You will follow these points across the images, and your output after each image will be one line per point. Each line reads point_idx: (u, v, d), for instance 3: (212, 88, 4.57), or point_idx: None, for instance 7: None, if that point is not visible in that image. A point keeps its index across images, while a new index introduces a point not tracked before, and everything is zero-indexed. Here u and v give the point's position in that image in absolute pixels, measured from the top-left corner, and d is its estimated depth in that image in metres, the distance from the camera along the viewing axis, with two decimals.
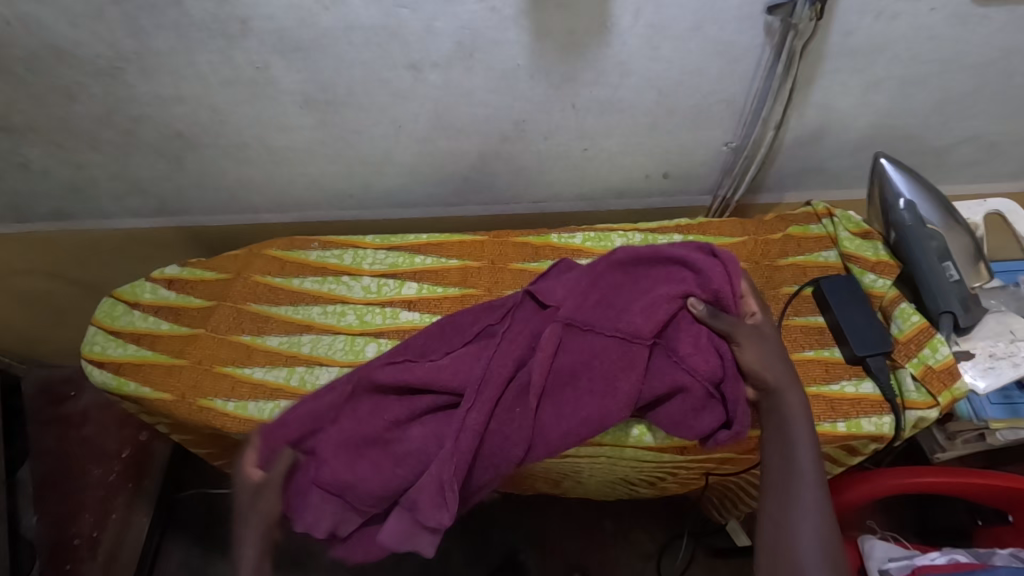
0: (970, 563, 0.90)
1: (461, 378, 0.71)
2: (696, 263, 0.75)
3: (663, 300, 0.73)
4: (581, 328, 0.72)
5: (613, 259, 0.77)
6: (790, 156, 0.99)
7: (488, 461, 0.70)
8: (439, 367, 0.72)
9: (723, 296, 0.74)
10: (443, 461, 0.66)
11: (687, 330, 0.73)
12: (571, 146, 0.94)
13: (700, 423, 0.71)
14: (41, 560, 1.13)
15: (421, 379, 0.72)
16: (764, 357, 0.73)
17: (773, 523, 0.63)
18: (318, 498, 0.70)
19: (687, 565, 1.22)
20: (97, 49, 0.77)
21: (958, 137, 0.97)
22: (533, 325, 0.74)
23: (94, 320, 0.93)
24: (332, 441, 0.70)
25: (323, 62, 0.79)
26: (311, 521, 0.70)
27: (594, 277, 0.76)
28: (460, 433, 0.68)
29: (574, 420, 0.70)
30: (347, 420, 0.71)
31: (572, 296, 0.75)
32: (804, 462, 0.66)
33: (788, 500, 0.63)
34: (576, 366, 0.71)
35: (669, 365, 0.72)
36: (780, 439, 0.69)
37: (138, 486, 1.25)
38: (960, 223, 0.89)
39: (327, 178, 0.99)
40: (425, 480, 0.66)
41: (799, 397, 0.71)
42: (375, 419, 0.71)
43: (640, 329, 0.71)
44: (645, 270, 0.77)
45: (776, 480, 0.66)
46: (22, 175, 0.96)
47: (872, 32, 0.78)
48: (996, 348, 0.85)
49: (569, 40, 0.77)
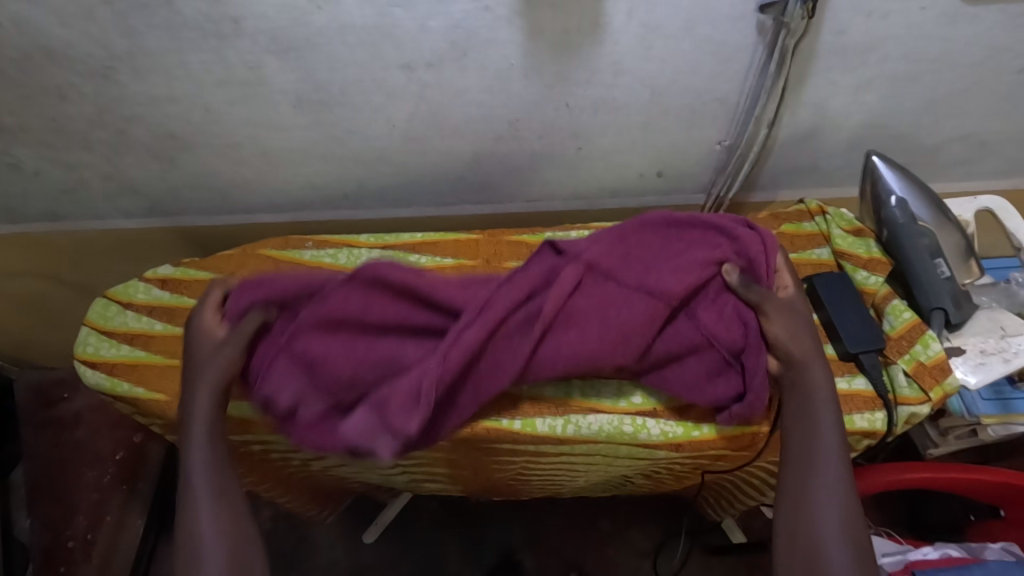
0: (962, 558, 0.91)
1: (467, 301, 0.73)
2: (734, 232, 0.78)
3: (697, 263, 0.74)
4: (603, 273, 0.73)
5: (646, 219, 0.79)
6: (783, 154, 0.99)
7: (470, 384, 0.70)
8: (446, 284, 0.74)
9: (756, 266, 0.76)
10: (433, 367, 0.66)
11: (714, 296, 0.75)
12: (564, 145, 0.95)
13: (715, 391, 0.74)
14: (36, 563, 1.15)
15: (427, 290, 0.73)
16: (791, 326, 0.73)
17: (792, 500, 0.64)
18: (285, 370, 0.69)
19: (683, 563, 1.22)
20: (89, 49, 0.76)
21: (949, 135, 0.98)
22: (549, 262, 0.75)
23: (86, 321, 0.92)
24: (318, 319, 0.69)
25: (317, 61, 0.79)
26: (272, 391, 0.69)
27: (627, 232, 0.77)
28: (454, 345, 0.67)
29: (578, 360, 0.71)
30: (338, 303, 0.70)
31: (598, 243, 0.76)
32: (827, 441, 0.66)
33: (809, 478, 0.64)
34: (590, 309, 0.71)
35: (690, 328, 0.74)
36: (802, 417, 0.69)
37: (132, 488, 1.22)
38: (950, 221, 0.91)
39: (322, 178, 0.99)
40: (409, 384, 0.67)
41: (823, 372, 0.71)
42: (369, 313, 0.71)
43: (668, 288, 0.71)
44: (680, 233, 0.78)
45: (797, 459, 0.66)
46: (14, 177, 0.95)
47: (863, 31, 0.79)
48: (987, 344, 0.86)
49: (563, 39, 0.77)
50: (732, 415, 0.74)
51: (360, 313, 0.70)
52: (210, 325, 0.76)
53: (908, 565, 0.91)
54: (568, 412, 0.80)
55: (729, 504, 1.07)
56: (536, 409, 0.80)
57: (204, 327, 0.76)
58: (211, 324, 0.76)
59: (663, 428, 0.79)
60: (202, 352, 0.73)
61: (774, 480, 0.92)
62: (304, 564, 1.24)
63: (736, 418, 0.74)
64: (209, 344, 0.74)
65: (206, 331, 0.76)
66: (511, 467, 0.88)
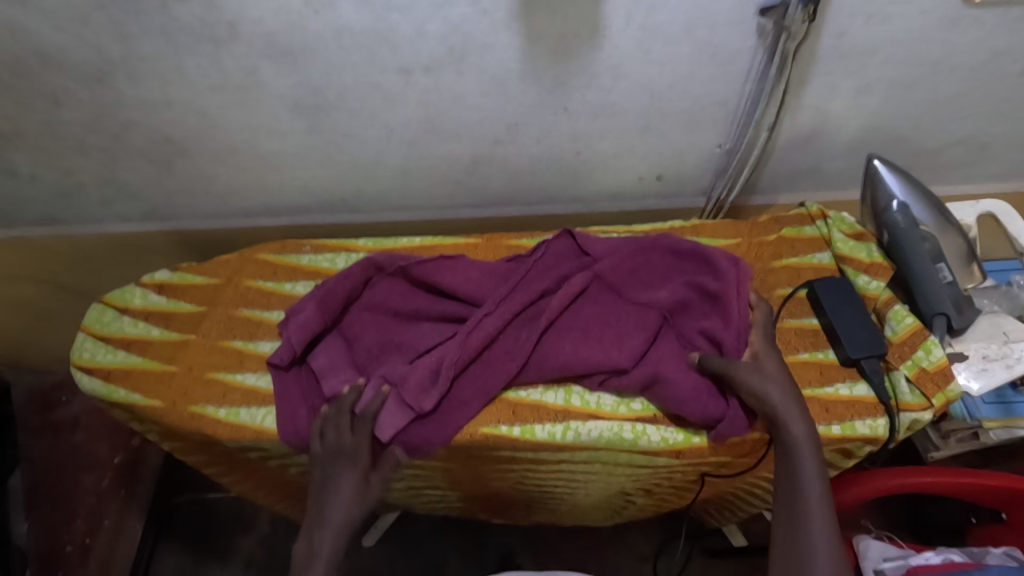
0: (964, 563, 0.91)
1: (485, 294, 0.83)
2: (721, 264, 0.81)
3: (681, 284, 0.81)
4: (608, 284, 0.82)
5: (657, 242, 0.85)
6: (782, 157, 0.98)
7: (483, 369, 0.79)
8: (468, 277, 0.84)
9: (733, 308, 0.78)
10: (454, 349, 0.78)
11: (701, 310, 0.80)
12: (563, 149, 0.94)
13: (703, 407, 0.75)
14: (34, 567, 1.12)
15: (451, 285, 0.83)
16: (761, 386, 0.72)
17: (784, 560, 0.64)
18: (332, 344, 0.83)
19: (684, 568, 1.21)
20: (83, 53, 0.76)
21: (949, 138, 0.97)
22: (561, 267, 0.85)
23: (83, 326, 0.92)
24: (367, 302, 0.84)
25: (312, 65, 0.78)
26: (314, 354, 0.83)
27: (634, 248, 0.85)
28: (473, 332, 0.79)
29: (572, 354, 0.78)
30: (383, 291, 0.84)
31: (608, 254, 0.85)
32: (812, 495, 0.66)
33: (798, 536, 0.64)
34: (593, 315, 0.80)
35: (676, 344, 0.79)
36: (787, 471, 0.68)
37: (130, 492, 1.23)
38: (953, 225, 0.90)
39: (318, 182, 0.99)
40: (430, 363, 0.78)
41: (803, 424, 0.69)
42: (406, 301, 0.83)
43: (662, 298, 0.80)
44: (679, 258, 0.84)
45: (785, 516, 0.66)
46: (9, 181, 0.94)
47: (864, 35, 0.78)
48: (989, 350, 0.86)
49: (560, 43, 0.76)
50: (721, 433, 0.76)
51: (397, 300, 0.83)
52: (344, 442, 0.75)
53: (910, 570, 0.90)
54: (567, 418, 0.79)
55: (731, 512, 1.06)
56: (534, 415, 0.79)
57: (345, 452, 0.74)
58: (354, 446, 0.74)
59: (663, 434, 0.78)
60: (340, 486, 0.72)
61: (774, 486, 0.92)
62: None
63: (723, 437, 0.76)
64: (349, 474, 0.73)
65: (337, 449, 0.75)
66: (513, 474, 0.88)
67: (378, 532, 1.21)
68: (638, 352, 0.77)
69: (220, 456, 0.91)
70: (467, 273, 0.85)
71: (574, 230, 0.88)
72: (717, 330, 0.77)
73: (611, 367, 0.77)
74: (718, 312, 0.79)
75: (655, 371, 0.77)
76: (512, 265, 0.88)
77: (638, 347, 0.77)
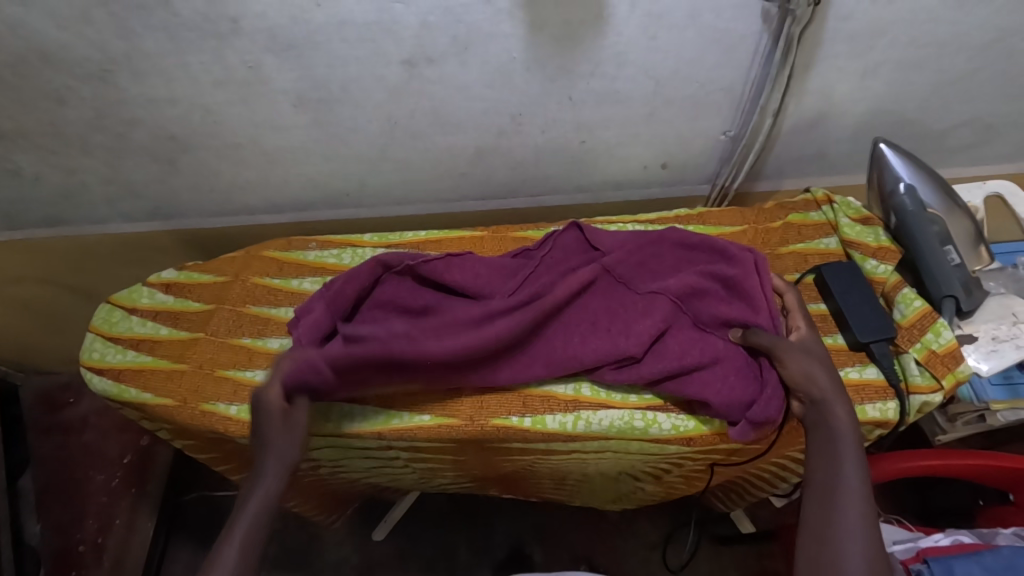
0: (974, 543, 0.91)
1: (493, 288, 0.83)
2: (732, 253, 0.82)
3: (694, 274, 0.81)
4: (617, 277, 0.81)
5: (666, 235, 0.85)
6: (789, 141, 0.98)
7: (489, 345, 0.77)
8: (476, 273, 0.84)
9: (756, 298, 0.78)
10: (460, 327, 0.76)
11: (717, 300, 0.79)
12: (568, 138, 0.94)
13: (733, 392, 0.73)
14: (47, 567, 1.13)
15: (459, 281, 0.83)
16: (809, 368, 0.72)
17: (815, 537, 0.61)
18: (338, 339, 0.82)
19: (693, 554, 1.22)
20: (86, 52, 0.75)
21: (956, 120, 0.97)
22: (571, 260, 0.85)
23: (92, 327, 0.92)
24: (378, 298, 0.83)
25: (315, 59, 0.78)
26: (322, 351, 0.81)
27: (643, 241, 0.85)
28: (483, 320, 0.78)
29: (581, 346, 0.78)
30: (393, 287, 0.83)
31: (618, 248, 0.84)
32: (851, 478, 0.64)
33: (832, 516, 0.61)
34: (603, 307, 0.80)
35: (697, 334, 0.77)
36: (826, 455, 0.66)
37: (141, 491, 1.23)
38: (959, 206, 0.90)
39: (325, 178, 0.99)
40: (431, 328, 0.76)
41: (849, 412, 0.69)
42: (416, 296, 0.83)
43: (672, 287, 0.79)
44: (690, 253, 0.84)
45: (818, 497, 0.64)
46: (14, 183, 0.94)
47: (870, 16, 0.78)
48: (998, 331, 0.86)
49: (566, 30, 0.76)
50: (753, 424, 0.73)
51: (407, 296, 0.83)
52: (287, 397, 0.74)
53: (919, 551, 0.89)
54: (578, 408, 0.80)
55: (738, 495, 1.06)
56: (545, 405, 0.80)
57: (291, 414, 0.73)
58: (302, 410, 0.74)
59: (674, 422, 0.79)
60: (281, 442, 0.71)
61: (784, 471, 0.93)
62: (313, 564, 1.24)
63: (754, 427, 0.73)
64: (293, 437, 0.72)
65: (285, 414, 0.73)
66: (522, 464, 0.88)
67: (390, 525, 1.22)
68: (647, 338, 0.76)
69: (232, 452, 0.92)
70: (477, 269, 0.84)
71: (581, 222, 0.87)
72: (748, 317, 0.77)
73: (620, 356, 0.77)
74: (739, 299, 0.79)
75: (679, 363, 0.75)
76: (519, 259, 0.87)
77: (646, 333, 0.76)
